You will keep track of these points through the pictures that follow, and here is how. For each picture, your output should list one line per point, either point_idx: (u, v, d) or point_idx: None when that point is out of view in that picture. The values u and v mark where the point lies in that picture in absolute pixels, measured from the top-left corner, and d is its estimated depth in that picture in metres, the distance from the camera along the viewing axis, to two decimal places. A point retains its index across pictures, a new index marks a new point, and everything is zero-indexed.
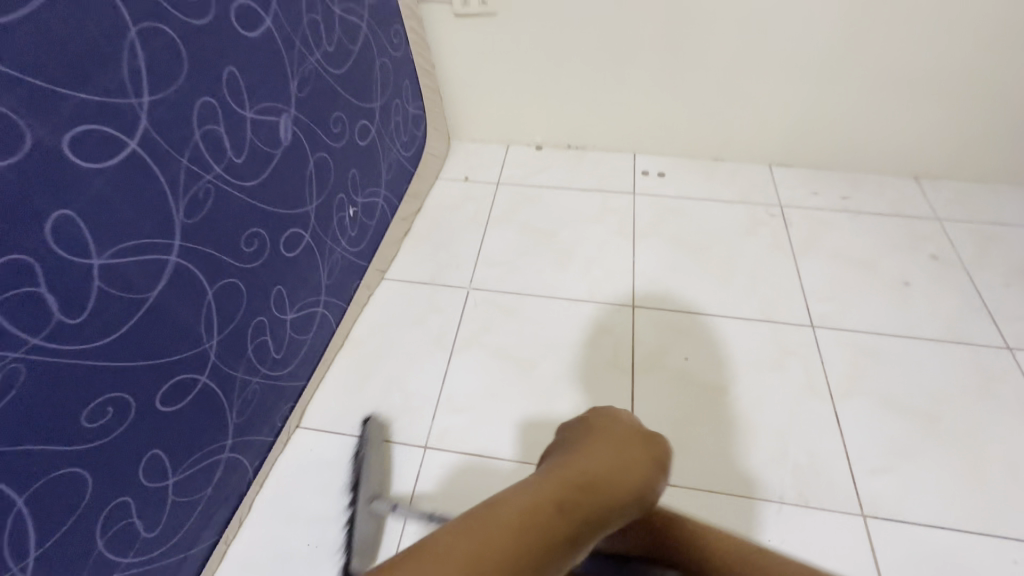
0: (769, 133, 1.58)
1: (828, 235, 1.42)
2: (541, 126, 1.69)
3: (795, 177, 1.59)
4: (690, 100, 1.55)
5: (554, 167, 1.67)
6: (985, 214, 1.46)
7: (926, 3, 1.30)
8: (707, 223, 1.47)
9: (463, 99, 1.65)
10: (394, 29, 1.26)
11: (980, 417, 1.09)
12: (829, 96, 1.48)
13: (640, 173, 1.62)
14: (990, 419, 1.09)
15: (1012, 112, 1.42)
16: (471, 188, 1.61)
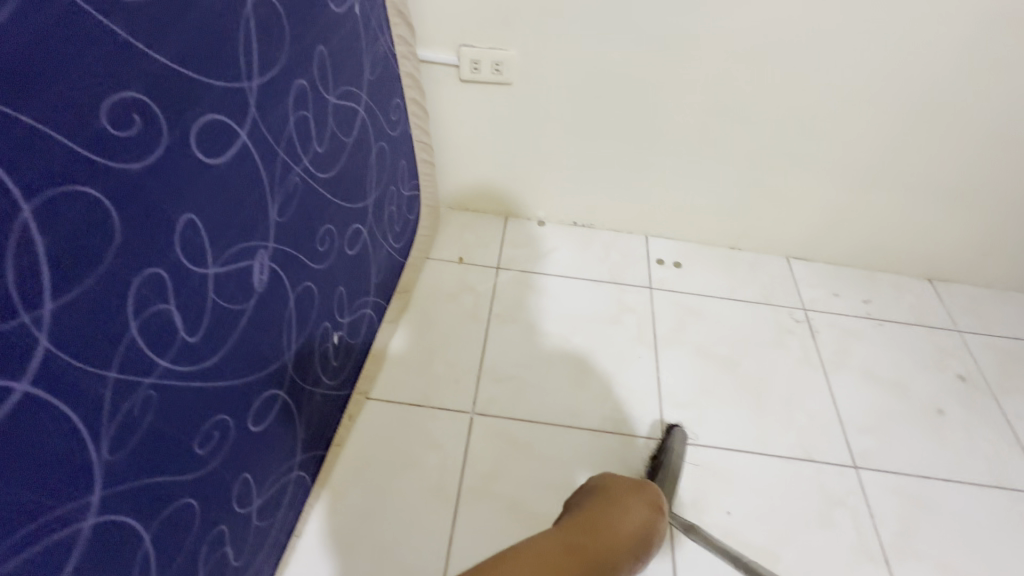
0: (790, 227, 1.47)
1: (856, 348, 1.33)
2: (546, 201, 1.49)
3: (813, 274, 1.50)
4: (713, 188, 1.41)
5: (561, 248, 1.48)
6: (1002, 325, 1.43)
7: (972, 117, 1.21)
8: (731, 328, 1.35)
9: (460, 167, 1.42)
10: (393, 104, 1.02)
11: None
12: (857, 197, 1.38)
13: (655, 262, 1.47)
14: None
15: None
16: (468, 274, 1.39)
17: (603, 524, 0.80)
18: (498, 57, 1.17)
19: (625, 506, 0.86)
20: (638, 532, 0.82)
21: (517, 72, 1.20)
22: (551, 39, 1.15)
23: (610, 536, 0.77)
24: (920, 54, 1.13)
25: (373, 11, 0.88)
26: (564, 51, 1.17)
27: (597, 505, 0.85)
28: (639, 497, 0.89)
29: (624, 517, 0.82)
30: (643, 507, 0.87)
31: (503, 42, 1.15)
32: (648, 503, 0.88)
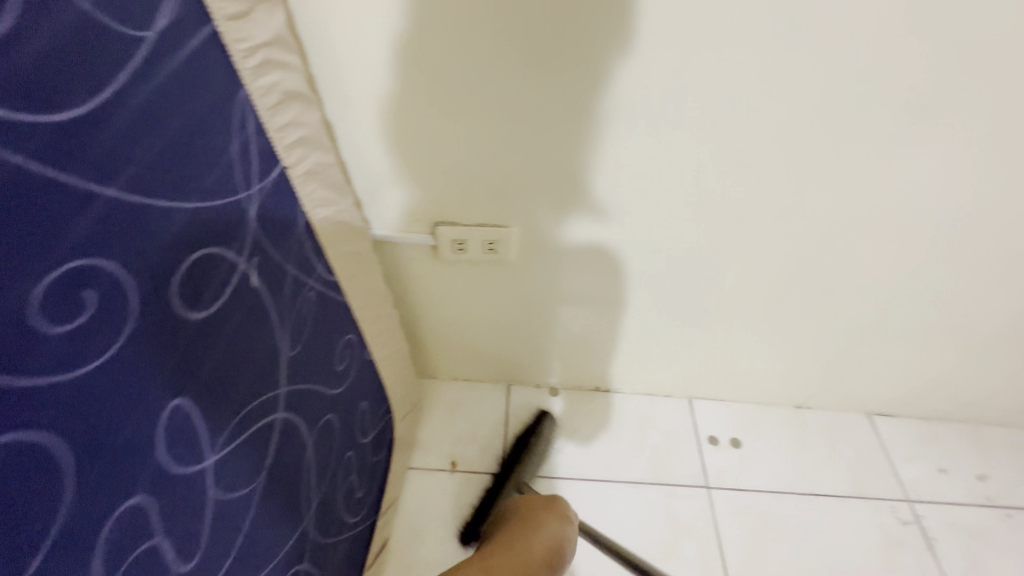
0: (878, 387, 1.14)
1: (990, 563, 1.00)
2: (561, 369, 1.15)
3: (907, 440, 1.17)
4: (783, 354, 1.06)
5: (584, 431, 1.14)
6: None
7: None
8: (823, 545, 1.00)
9: (445, 342, 1.07)
10: (340, 347, 0.67)
11: None
12: (978, 359, 1.04)
13: (708, 441, 1.13)
14: None
15: None
16: (467, 489, 1.04)
17: (520, 553, 0.70)
18: (490, 236, 0.82)
19: (538, 525, 0.76)
20: (553, 549, 0.73)
21: (519, 247, 0.85)
22: (568, 215, 0.80)
23: (525, 553, 0.71)
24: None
25: (288, 254, 0.53)
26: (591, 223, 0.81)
27: (512, 540, 0.73)
28: (553, 514, 0.79)
29: (538, 535, 0.74)
30: (557, 522, 0.78)
31: (499, 219, 0.80)
32: (562, 521, 0.78)
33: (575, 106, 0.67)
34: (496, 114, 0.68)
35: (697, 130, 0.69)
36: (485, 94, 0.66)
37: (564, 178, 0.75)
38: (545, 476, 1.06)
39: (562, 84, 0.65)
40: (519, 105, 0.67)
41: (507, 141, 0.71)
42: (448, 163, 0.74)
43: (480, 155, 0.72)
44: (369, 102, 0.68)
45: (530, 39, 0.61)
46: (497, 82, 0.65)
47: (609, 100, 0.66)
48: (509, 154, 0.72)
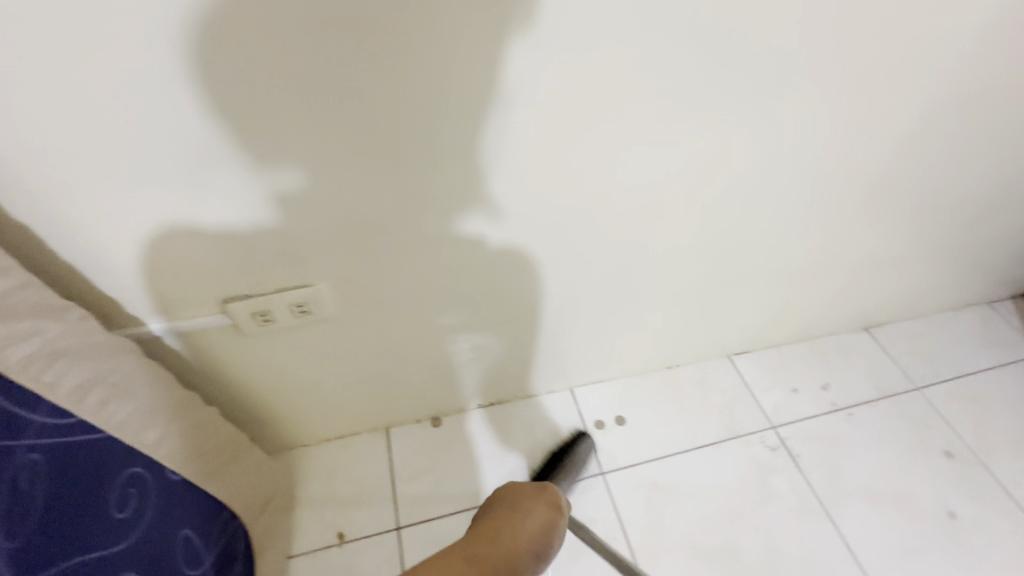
0: (727, 332, 1.23)
1: (844, 461, 1.13)
2: (435, 398, 1.10)
3: (762, 370, 1.28)
4: (636, 325, 1.11)
5: (473, 453, 1.10)
6: (949, 364, 1.33)
7: (901, 185, 1.02)
8: (711, 492, 1.07)
9: (298, 411, 0.97)
10: (123, 486, 0.55)
11: None
12: (793, 285, 1.17)
13: (595, 426, 1.15)
14: None
15: (953, 256, 1.28)
16: (361, 557, 0.96)
17: (501, 531, 0.59)
18: (299, 299, 0.74)
19: (523, 508, 0.63)
20: (542, 538, 0.60)
21: (333, 300, 0.78)
22: (378, 253, 0.76)
23: (512, 539, 0.59)
24: (848, 147, 0.89)
25: None
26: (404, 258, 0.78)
27: (496, 512, 0.63)
28: (541, 499, 0.65)
29: (523, 521, 0.61)
30: (548, 511, 0.64)
31: (302, 278, 0.73)
32: (551, 507, 0.65)
33: (336, 148, 0.62)
34: (252, 172, 0.61)
35: (473, 145, 0.67)
36: (230, 153, 0.59)
37: (356, 219, 0.70)
38: (441, 514, 1.01)
39: (309, 129, 0.60)
40: (275, 159, 0.61)
41: (277, 196, 0.65)
42: (220, 233, 0.66)
43: (254, 214, 0.65)
44: (90, 184, 0.58)
45: (250, 88, 0.55)
46: (237, 140, 0.58)
47: (366, 135, 0.62)
48: (285, 206, 0.66)
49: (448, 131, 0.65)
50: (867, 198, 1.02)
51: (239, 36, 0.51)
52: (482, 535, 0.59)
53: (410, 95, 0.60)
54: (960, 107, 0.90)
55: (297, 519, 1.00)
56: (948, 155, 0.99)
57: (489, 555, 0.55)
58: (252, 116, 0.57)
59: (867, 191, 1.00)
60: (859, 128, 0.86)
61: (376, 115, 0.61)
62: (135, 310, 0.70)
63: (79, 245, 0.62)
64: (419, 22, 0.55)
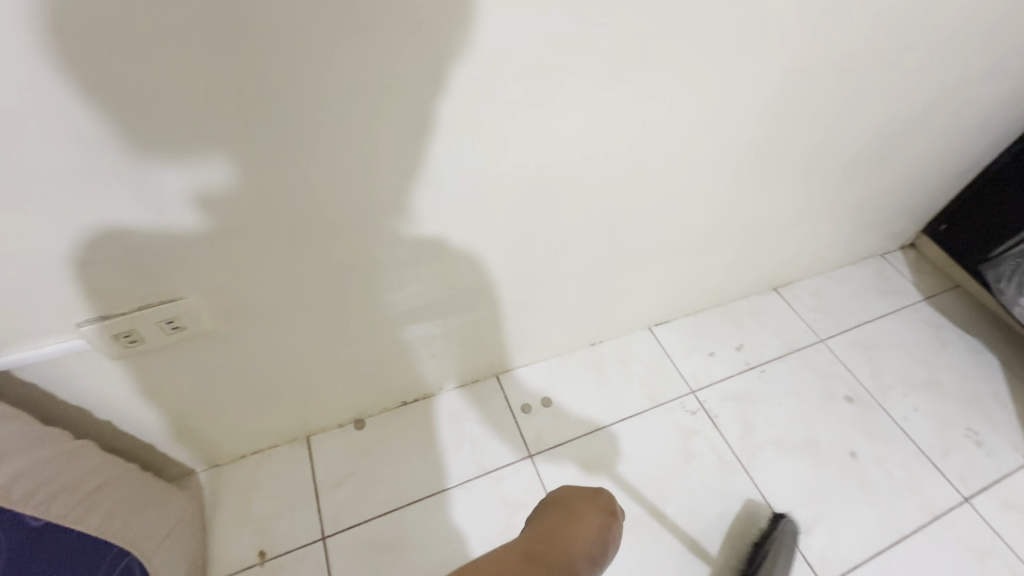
0: (644, 304, 1.26)
1: (758, 416, 1.19)
2: (353, 401, 1.06)
3: (681, 338, 1.33)
4: (554, 306, 1.12)
5: (400, 452, 1.08)
6: (849, 315, 1.43)
7: (789, 151, 1.06)
8: (635, 461, 1.10)
9: (197, 432, 0.91)
10: None
11: None
12: (701, 254, 1.21)
13: (522, 410, 1.15)
14: None
15: (845, 214, 1.36)
16: (285, 572, 0.93)
17: (558, 533, 0.59)
18: (165, 315, 0.68)
19: (577, 513, 0.63)
20: (601, 539, 0.60)
21: (214, 311, 0.73)
22: (259, 258, 0.70)
23: (570, 539, 0.58)
24: (735, 118, 0.91)
25: None
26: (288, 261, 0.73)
27: (543, 521, 0.63)
28: (596, 505, 0.66)
29: (583, 521, 0.62)
30: (599, 513, 0.65)
31: (166, 292, 0.67)
32: (606, 509, 0.66)
33: (184, 166, 0.56)
34: (86, 180, 0.53)
35: (345, 139, 0.62)
36: (52, 160, 0.51)
37: (228, 225, 0.64)
38: (368, 519, 0.99)
39: (151, 129, 0.52)
40: (115, 164, 0.53)
41: (129, 205, 0.57)
42: (60, 250, 0.58)
43: (101, 228, 0.58)
44: None
45: (66, 87, 0.47)
46: (59, 145, 0.50)
47: (222, 133, 0.56)
48: (141, 224, 0.59)
49: (315, 125, 0.60)
50: (759, 166, 1.06)
51: (36, 27, 0.43)
52: (536, 538, 0.58)
53: (264, 92, 0.54)
54: (832, 75, 0.94)
55: (213, 544, 0.95)
56: (828, 120, 1.04)
57: (549, 552, 0.54)
58: (73, 127, 0.49)
59: (758, 159, 1.04)
60: (742, 99, 0.88)
61: (232, 113, 0.55)
62: None
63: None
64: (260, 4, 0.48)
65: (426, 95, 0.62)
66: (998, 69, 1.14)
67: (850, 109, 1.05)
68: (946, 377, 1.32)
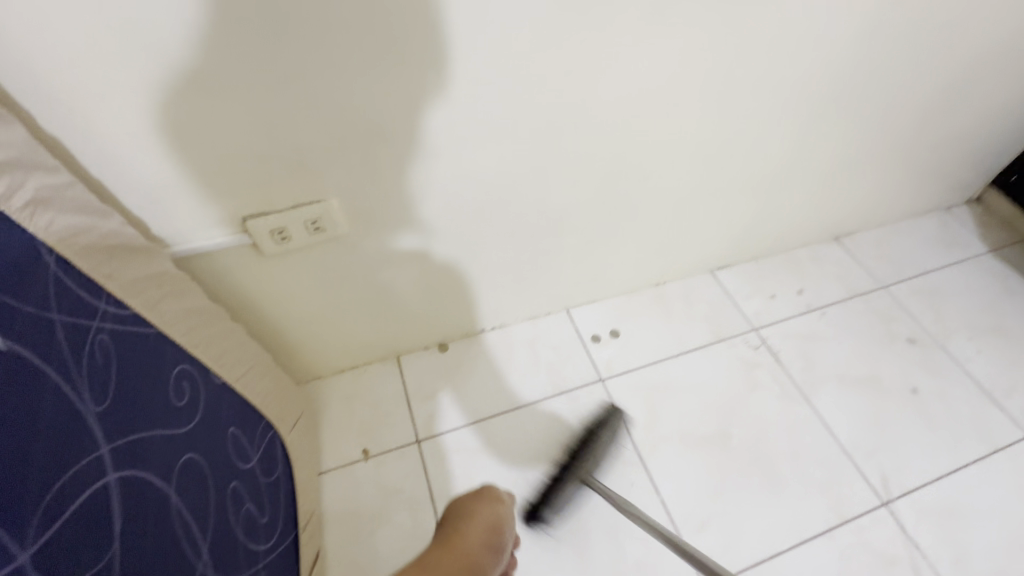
0: (710, 247, 1.31)
1: (820, 354, 1.24)
2: (441, 324, 1.16)
3: (742, 282, 1.37)
4: (626, 242, 1.18)
5: (483, 374, 1.18)
6: (911, 265, 1.44)
7: (867, 92, 1.09)
8: (701, 388, 1.16)
9: (313, 338, 1.02)
10: (175, 381, 0.60)
11: None
12: (768, 197, 1.24)
13: (592, 341, 1.23)
14: None
15: (914, 163, 1.37)
16: (387, 467, 1.04)
17: None
18: (311, 215, 0.76)
19: None
20: None
21: (349, 219, 0.81)
22: (391, 163, 0.76)
23: None
24: (822, 46, 0.94)
25: (49, 296, 0.45)
26: (409, 178, 0.80)
27: None
28: None
29: None
30: None
31: (313, 194, 0.74)
32: None
33: (329, 66, 0.62)
34: (262, 70, 0.60)
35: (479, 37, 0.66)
36: (239, 49, 0.57)
37: (363, 128, 0.70)
38: (456, 428, 1.10)
39: (310, 26, 0.58)
40: (283, 58, 0.60)
41: (292, 95, 0.63)
42: (234, 144, 0.65)
43: (268, 121, 0.64)
44: (117, 105, 0.57)
45: None
46: (244, 33, 0.56)
47: (376, 21, 0.60)
48: (292, 122, 0.66)
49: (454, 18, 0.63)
50: (837, 105, 1.08)
51: None
52: None
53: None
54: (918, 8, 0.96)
55: (323, 441, 1.07)
56: (908, 59, 1.06)
57: None
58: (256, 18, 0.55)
59: (837, 97, 1.07)
60: (833, 26, 0.91)
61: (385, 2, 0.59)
62: (173, 231, 0.71)
63: (112, 170, 0.62)
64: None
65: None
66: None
67: (932, 45, 1.06)
68: (1010, 324, 1.33)
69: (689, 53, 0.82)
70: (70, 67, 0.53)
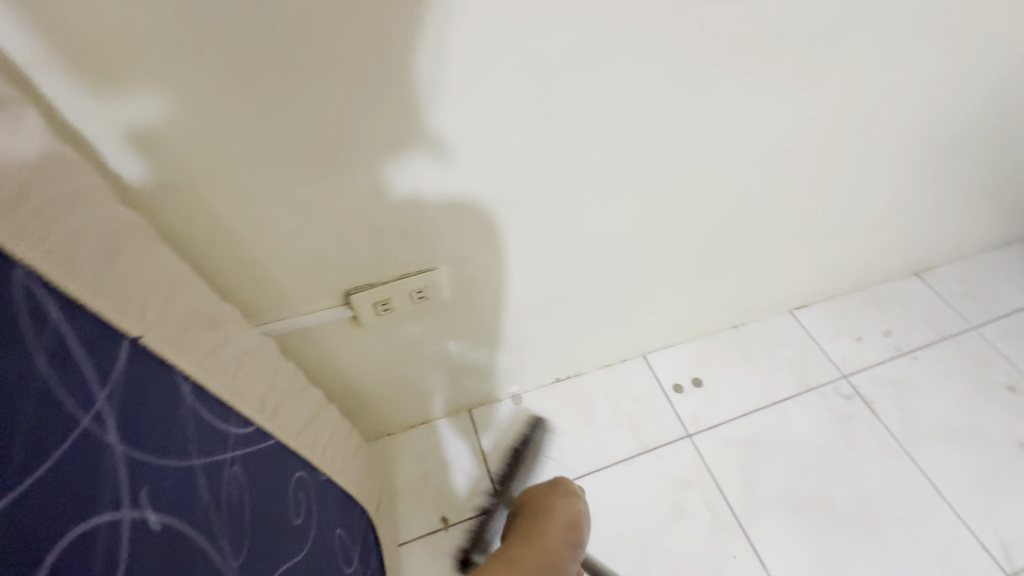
0: (793, 288, 1.24)
1: (917, 404, 1.16)
2: (519, 376, 1.09)
3: (825, 322, 1.29)
4: (713, 287, 1.11)
5: (562, 428, 1.10)
6: (999, 302, 1.36)
7: (978, 128, 1.01)
8: (796, 444, 1.09)
9: (391, 399, 0.95)
10: (293, 494, 0.53)
11: None
12: (859, 236, 1.17)
13: (674, 390, 1.15)
14: None
15: (1005, 195, 1.29)
16: None
17: None
18: (417, 284, 0.71)
19: None
20: None
21: (451, 285, 0.76)
22: (498, 230, 0.71)
23: None
24: (945, 83, 0.87)
25: (191, 439, 0.38)
26: (509, 247, 0.75)
27: None
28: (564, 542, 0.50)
29: None
30: None
31: (423, 264, 0.70)
32: None
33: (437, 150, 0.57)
34: (380, 145, 0.54)
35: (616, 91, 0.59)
36: (363, 126, 0.52)
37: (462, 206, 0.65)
38: None
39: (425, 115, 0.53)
40: (389, 146, 0.55)
41: (406, 166, 0.57)
42: (347, 223, 0.60)
43: (379, 196, 0.59)
44: (225, 202, 0.53)
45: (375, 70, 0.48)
46: (365, 113, 0.51)
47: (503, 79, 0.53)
48: (393, 205, 0.61)
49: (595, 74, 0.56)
50: (946, 143, 1.01)
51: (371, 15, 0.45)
52: None
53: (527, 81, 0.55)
54: None
55: (399, 508, 0.99)
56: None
57: None
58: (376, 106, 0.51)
59: (948, 136, 0.99)
60: (966, 59, 0.84)
61: (517, 69, 0.53)
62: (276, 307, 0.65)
63: (219, 261, 0.58)
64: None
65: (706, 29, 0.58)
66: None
67: None
68: None
69: (824, 94, 0.75)
70: (188, 161, 0.49)
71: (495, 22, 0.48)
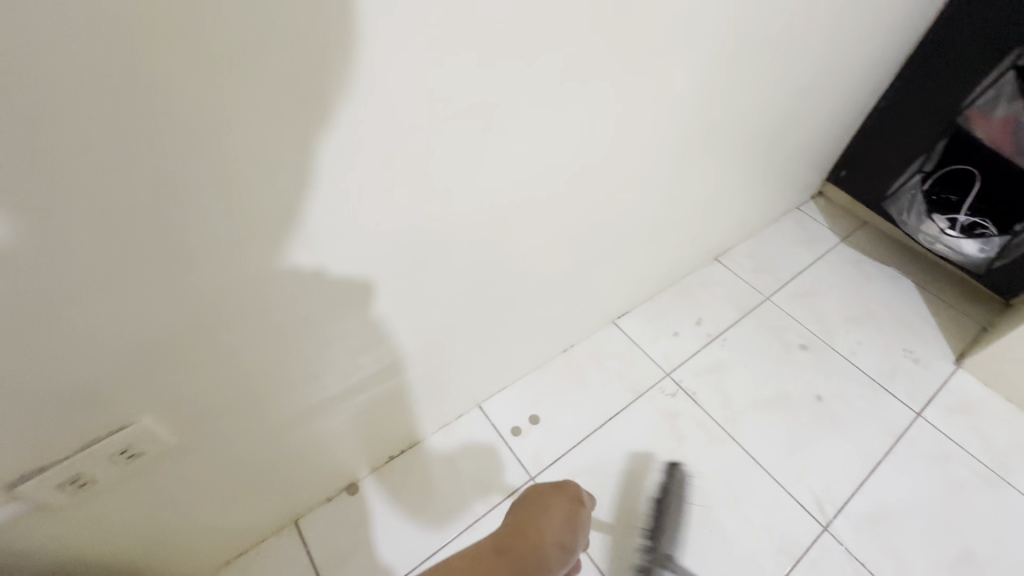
0: (608, 302, 1.29)
1: (732, 384, 1.25)
2: (341, 469, 1.01)
3: (645, 325, 1.36)
4: (525, 325, 1.10)
5: (401, 509, 1.04)
6: (784, 270, 1.53)
7: (724, 135, 1.10)
8: (633, 457, 1.12)
9: (178, 548, 0.84)
10: None
11: (981, 512, 1.09)
12: (652, 244, 1.24)
13: (513, 434, 1.14)
14: (987, 507, 1.10)
15: (767, 178, 1.44)
16: None
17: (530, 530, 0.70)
18: (118, 445, 0.60)
19: (547, 503, 0.75)
20: (568, 523, 0.73)
21: (176, 425, 0.66)
22: (200, 360, 0.61)
23: (538, 534, 0.70)
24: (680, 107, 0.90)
25: None
26: (237, 366, 0.66)
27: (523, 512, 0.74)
28: (563, 495, 0.77)
29: (549, 513, 0.74)
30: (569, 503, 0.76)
31: (114, 423, 0.59)
32: (571, 496, 0.77)
33: (155, 278, 0.51)
34: (22, 297, 0.44)
35: (274, 190, 0.52)
36: (48, 273, 0.44)
37: (194, 327, 0.58)
38: None
39: (125, 249, 0.47)
40: (93, 288, 0.47)
41: (47, 331, 0.47)
42: (43, 373, 0.50)
43: (57, 347, 0.49)
44: None
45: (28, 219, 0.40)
46: (41, 259, 0.43)
47: (157, 228, 0.47)
48: (114, 343, 0.53)
49: (252, 188, 0.50)
50: (697, 153, 1.08)
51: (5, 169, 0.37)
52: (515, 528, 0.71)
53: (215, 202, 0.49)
54: (756, 55, 0.97)
55: None
56: (755, 99, 1.07)
57: (516, 547, 0.67)
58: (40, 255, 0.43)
59: (699, 147, 1.06)
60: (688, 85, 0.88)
61: (164, 194, 0.46)
62: None
63: None
64: (180, 72, 0.40)
65: (356, 117, 0.52)
66: (893, 21, 1.20)
67: (774, 83, 1.08)
68: (877, 308, 1.45)
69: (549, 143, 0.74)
70: None
71: (132, 151, 0.42)
